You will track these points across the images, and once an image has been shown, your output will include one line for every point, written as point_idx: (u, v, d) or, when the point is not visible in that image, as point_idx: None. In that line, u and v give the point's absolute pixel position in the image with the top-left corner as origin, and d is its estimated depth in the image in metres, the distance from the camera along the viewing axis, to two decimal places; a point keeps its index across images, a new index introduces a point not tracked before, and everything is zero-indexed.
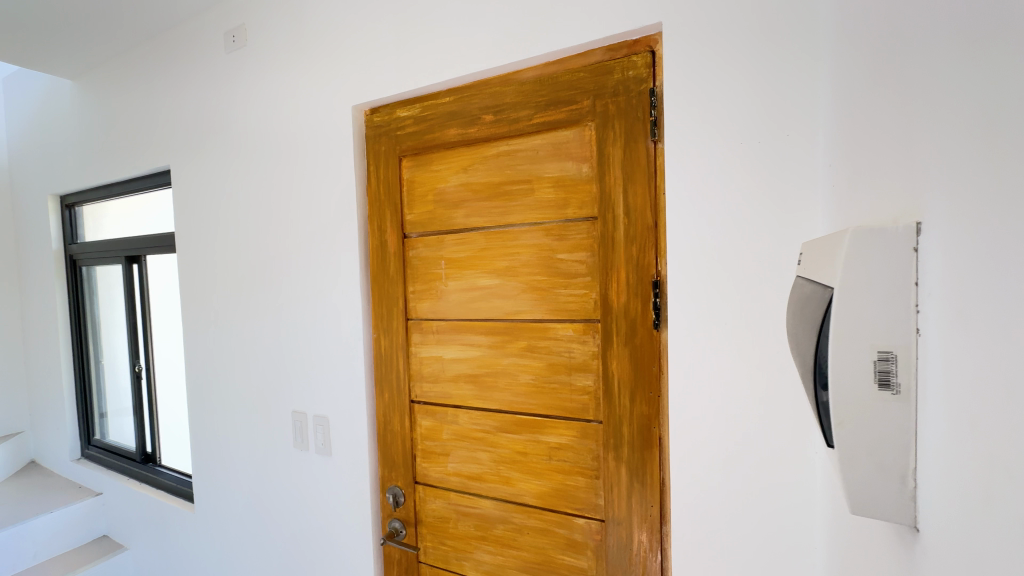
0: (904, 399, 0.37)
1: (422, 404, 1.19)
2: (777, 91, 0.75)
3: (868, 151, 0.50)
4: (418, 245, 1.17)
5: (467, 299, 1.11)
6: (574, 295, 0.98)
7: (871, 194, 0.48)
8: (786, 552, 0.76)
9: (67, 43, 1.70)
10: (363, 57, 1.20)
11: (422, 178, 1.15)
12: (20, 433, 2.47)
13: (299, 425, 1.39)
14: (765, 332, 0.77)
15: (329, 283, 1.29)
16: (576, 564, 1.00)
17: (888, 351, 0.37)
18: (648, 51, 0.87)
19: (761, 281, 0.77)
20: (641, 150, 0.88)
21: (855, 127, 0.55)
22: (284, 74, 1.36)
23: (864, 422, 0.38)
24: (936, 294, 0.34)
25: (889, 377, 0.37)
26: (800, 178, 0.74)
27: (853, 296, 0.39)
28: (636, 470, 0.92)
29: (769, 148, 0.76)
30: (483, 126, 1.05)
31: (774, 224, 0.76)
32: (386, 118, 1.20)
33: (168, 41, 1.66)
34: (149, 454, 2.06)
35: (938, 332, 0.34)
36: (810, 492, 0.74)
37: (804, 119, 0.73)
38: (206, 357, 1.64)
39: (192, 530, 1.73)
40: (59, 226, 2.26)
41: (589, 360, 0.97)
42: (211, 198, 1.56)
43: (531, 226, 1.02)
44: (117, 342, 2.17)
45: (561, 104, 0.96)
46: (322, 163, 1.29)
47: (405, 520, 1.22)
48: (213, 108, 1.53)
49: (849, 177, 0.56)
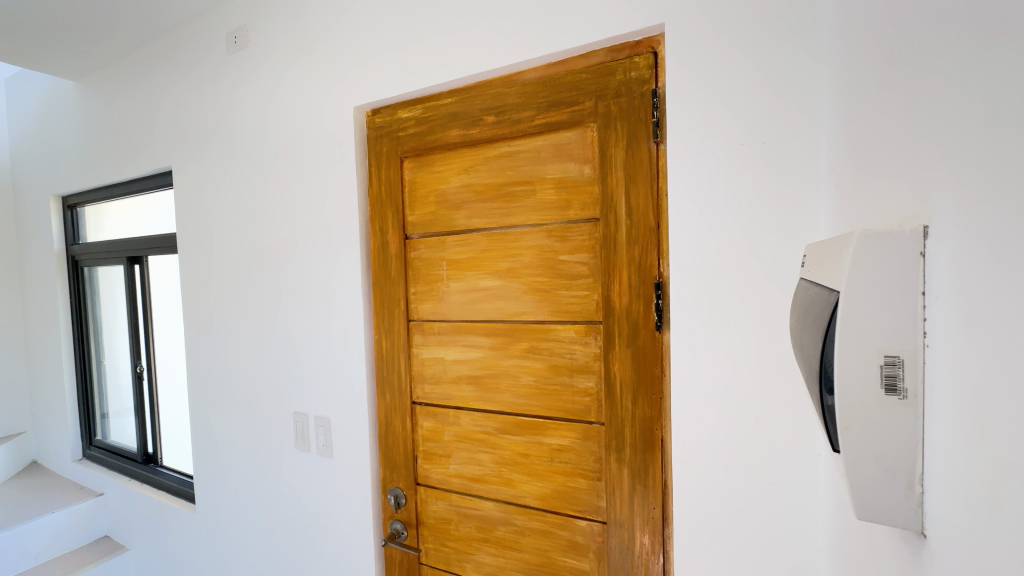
0: (911, 404, 0.36)
1: (424, 405, 1.18)
2: (779, 93, 0.75)
3: (872, 153, 0.50)
4: (419, 246, 1.17)
5: (468, 300, 1.11)
6: (576, 296, 0.98)
7: (875, 196, 0.48)
8: (790, 554, 0.76)
9: (68, 44, 1.71)
10: (365, 57, 1.20)
11: (424, 179, 1.15)
12: (22, 433, 2.47)
13: (300, 426, 1.39)
14: (768, 334, 0.77)
15: (331, 284, 1.29)
16: (578, 566, 1.00)
17: (895, 356, 0.37)
18: (650, 52, 0.87)
19: (764, 282, 0.77)
20: (643, 151, 0.88)
21: (858, 128, 0.55)
22: (286, 75, 1.35)
23: (870, 427, 0.38)
24: (943, 298, 0.34)
25: (895, 381, 0.37)
26: (802, 179, 0.74)
27: (860, 300, 0.38)
28: (639, 472, 0.91)
29: (771, 149, 0.76)
30: (485, 127, 1.05)
31: (777, 226, 0.76)
32: (387, 119, 1.20)
33: (169, 42, 1.66)
34: (151, 454, 2.06)
35: (945, 336, 0.33)
36: (814, 494, 0.74)
37: (807, 120, 0.73)
38: (208, 357, 1.64)
39: (193, 531, 1.73)
40: (61, 227, 2.26)
41: (591, 361, 0.96)
42: (212, 199, 1.56)
43: (533, 228, 1.02)
44: (119, 343, 2.17)
45: (564, 105, 0.96)
46: (323, 164, 1.28)
47: (406, 522, 1.22)
48: (214, 108, 1.54)
49: (853, 179, 0.56)
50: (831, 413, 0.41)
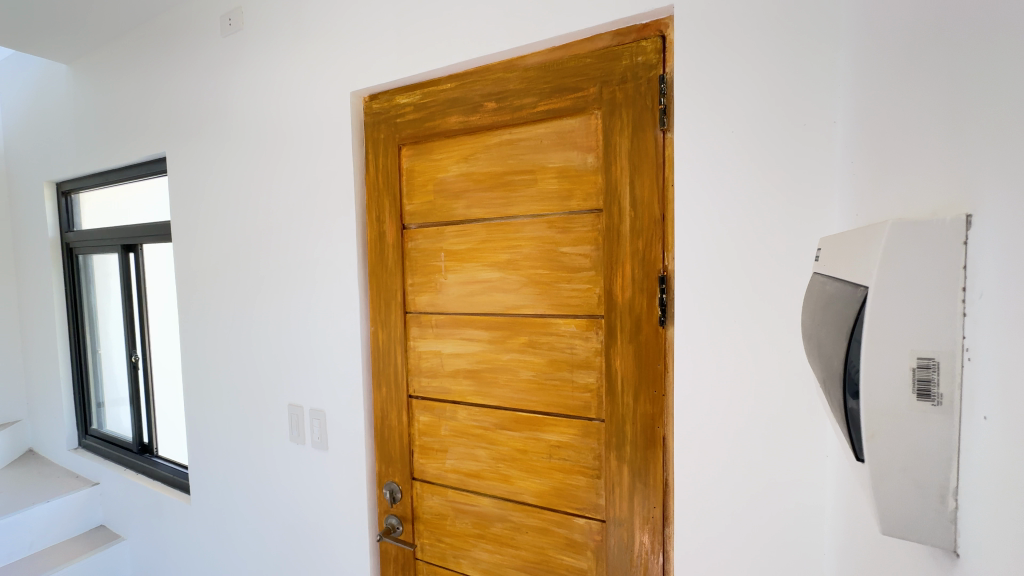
0: (946, 411, 0.33)
1: (421, 399, 1.16)
2: (795, 81, 0.71)
3: (895, 141, 0.46)
4: (417, 237, 1.14)
5: (467, 292, 1.08)
6: (576, 289, 0.95)
7: (898, 185, 0.44)
8: (794, 557, 0.73)
9: (59, 26, 1.66)
10: (362, 42, 1.16)
11: (422, 167, 1.12)
12: (19, 421, 2.46)
13: (295, 418, 1.36)
14: (775, 332, 0.74)
15: (327, 275, 1.26)
16: (576, 565, 0.98)
17: (930, 358, 0.34)
18: (658, 36, 0.83)
19: (774, 276, 0.74)
20: (649, 139, 0.84)
21: (880, 116, 0.51)
22: (281, 57, 1.31)
23: (900, 434, 0.35)
24: (991, 294, 0.30)
25: (930, 387, 0.33)
26: (817, 169, 0.70)
27: (891, 297, 0.35)
28: (639, 470, 0.89)
29: (785, 140, 0.72)
30: (485, 114, 1.01)
31: (787, 219, 0.73)
32: (385, 105, 1.16)
33: (162, 23, 1.61)
34: (145, 445, 2.05)
35: (993, 338, 0.30)
36: (819, 494, 0.71)
37: (820, 108, 0.69)
38: (202, 347, 1.61)
39: (188, 522, 1.71)
40: (55, 213, 2.22)
41: (591, 357, 0.94)
42: (206, 186, 1.53)
43: (534, 218, 0.99)
44: (114, 333, 2.15)
45: (567, 91, 0.92)
46: (317, 150, 1.25)
47: (402, 517, 1.20)
48: (209, 93, 1.49)
49: (873, 168, 0.53)
50: (855, 419, 0.38)
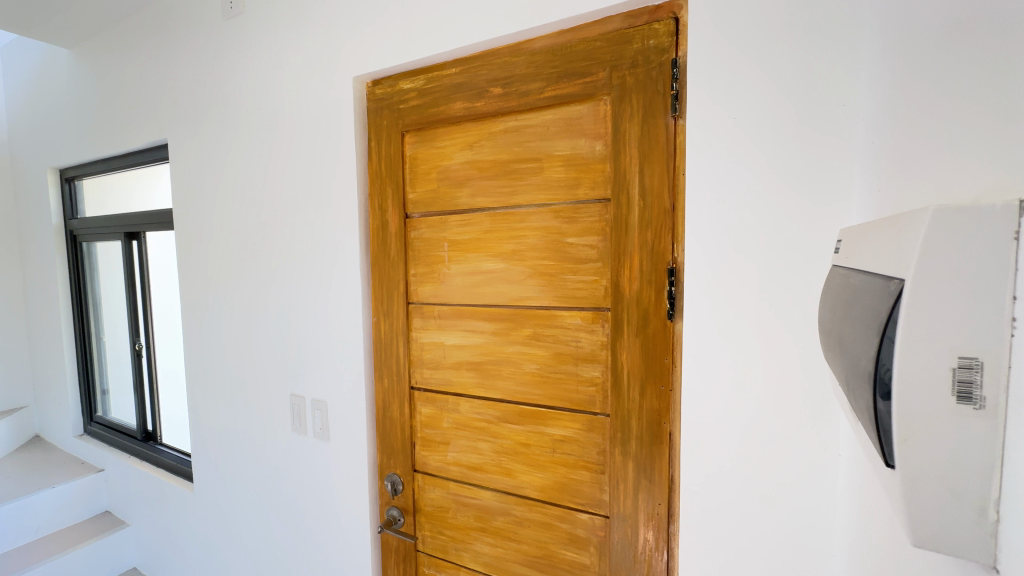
0: (988, 414, 0.31)
1: (423, 391, 1.14)
2: (817, 64, 0.67)
3: (926, 123, 0.43)
4: (420, 226, 1.11)
5: (470, 283, 1.05)
6: (583, 281, 0.92)
7: (931, 169, 0.41)
8: (802, 558, 0.72)
9: (59, 9, 1.63)
10: (365, 25, 1.12)
11: (425, 155, 1.09)
12: (26, 407, 2.48)
13: (298, 408, 1.35)
14: (789, 325, 0.72)
15: (330, 266, 1.24)
16: (578, 560, 0.97)
17: (972, 358, 0.31)
18: (671, 17, 0.80)
19: (790, 270, 0.71)
20: (660, 126, 0.81)
21: (910, 100, 0.48)
22: (283, 41, 1.28)
23: (933, 438, 0.33)
24: None
25: (972, 389, 0.31)
26: (836, 156, 0.67)
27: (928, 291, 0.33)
28: (645, 466, 0.87)
29: (804, 126, 0.69)
30: (491, 100, 0.98)
31: (803, 209, 0.70)
32: (388, 90, 1.13)
33: (164, 6, 1.58)
34: (150, 432, 2.06)
35: None
36: (831, 493, 0.69)
37: (841, 93, 0.66)
38: (205, 337, 1.60)
39: (191, 511, 1.72)
40: (58, 199, 2.21)
41: (597, 351, 0.91)
42: (208, 173, 1.51)
43: (539, 208, 0.96)
44: (118, 320, 2.15)
45: (576, 76, 0.89)
46: (320, 134, 1.22)
47: (403, 508, 1.19)
48: (210, 78, 1.47)
49: (902, 155, 0.49)
50: (884, 421, 0.36)
